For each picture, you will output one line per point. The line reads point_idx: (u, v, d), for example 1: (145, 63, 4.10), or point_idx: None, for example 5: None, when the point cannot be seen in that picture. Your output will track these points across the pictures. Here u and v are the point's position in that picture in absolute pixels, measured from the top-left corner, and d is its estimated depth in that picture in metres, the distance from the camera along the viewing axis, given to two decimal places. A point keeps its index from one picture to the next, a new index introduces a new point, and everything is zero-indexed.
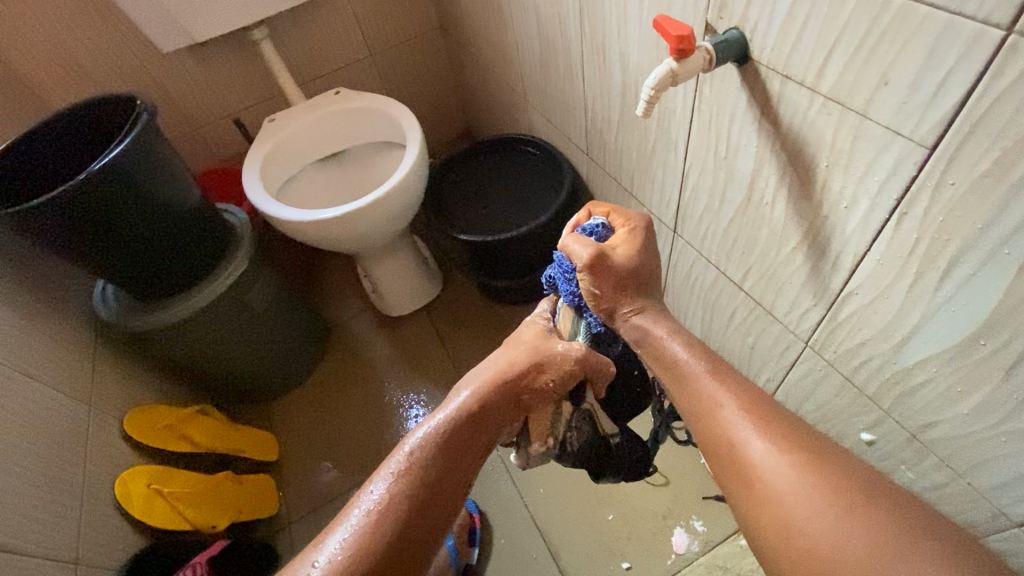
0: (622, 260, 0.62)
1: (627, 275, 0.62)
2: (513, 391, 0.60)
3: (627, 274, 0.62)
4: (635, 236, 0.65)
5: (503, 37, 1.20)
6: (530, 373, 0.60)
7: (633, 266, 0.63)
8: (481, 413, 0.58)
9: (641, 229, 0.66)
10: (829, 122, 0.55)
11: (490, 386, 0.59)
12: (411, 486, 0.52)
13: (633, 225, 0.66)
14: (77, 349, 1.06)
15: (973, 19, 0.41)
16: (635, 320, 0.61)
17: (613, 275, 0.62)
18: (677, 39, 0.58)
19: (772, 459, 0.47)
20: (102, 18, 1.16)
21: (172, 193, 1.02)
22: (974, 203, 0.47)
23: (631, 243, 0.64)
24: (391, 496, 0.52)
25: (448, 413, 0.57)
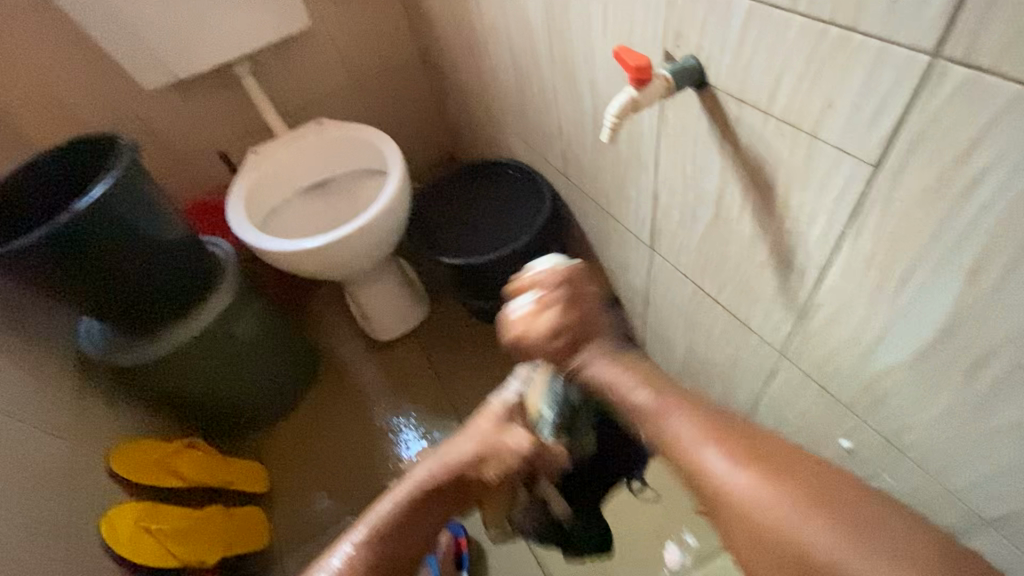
0: (542, 334, 0.61)
1: (554, 344, 0.62)
2: (462, 485, 0.58)
3: (552, 339, 0.62)
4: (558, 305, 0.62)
5: (479, 64, 1.23)
6: (479, 467, 0.59)
7: (557, 332, 0.62)
8: (434, 498, 0.57)
9: (564, 292, 0.63)
10: (784, 143, 0.58)
11: (445, 474, 0.58)
12: (364, 563, 0.52)
13: (548, 294, 0.63)
14: (62, 386, 1.07)
15: (904, 45, 0.43)
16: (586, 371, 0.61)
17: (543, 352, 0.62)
18: (635, 68, 0.61)
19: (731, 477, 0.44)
20: (86, 60, 1.18)
21: (159, 229, 1.04)
22: (922, 216, 0.49)
23: (551, 317, 0.62)
24: (350, 564, 0.52)
25: (402, 492, 0.57)
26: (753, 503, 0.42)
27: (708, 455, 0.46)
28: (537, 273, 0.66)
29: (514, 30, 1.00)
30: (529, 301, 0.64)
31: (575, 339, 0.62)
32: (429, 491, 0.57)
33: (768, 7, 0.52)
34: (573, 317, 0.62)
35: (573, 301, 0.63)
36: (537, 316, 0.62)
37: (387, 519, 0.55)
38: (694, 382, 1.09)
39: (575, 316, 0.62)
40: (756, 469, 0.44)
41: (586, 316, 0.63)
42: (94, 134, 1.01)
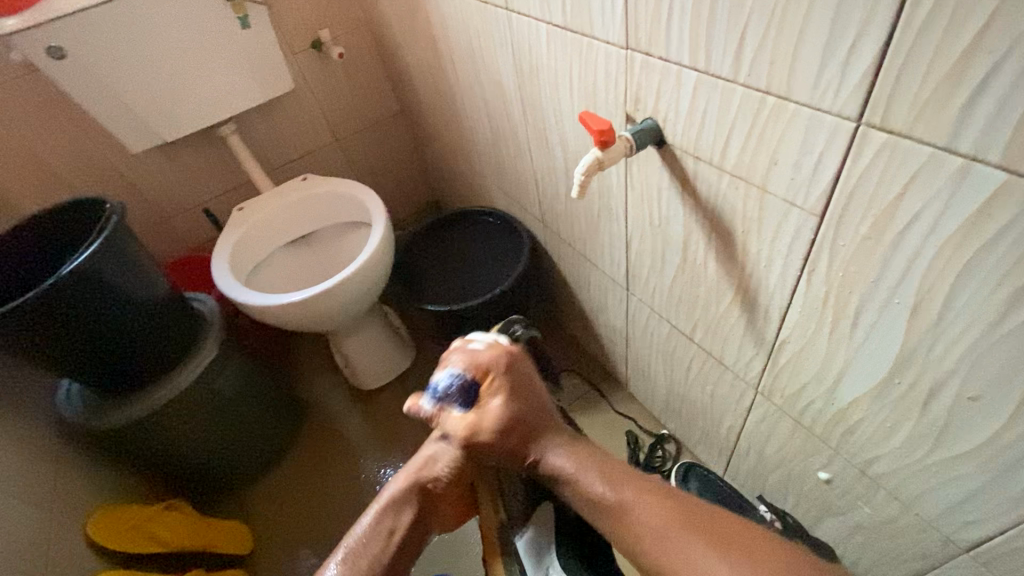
0: (494, 431, 0.56)
1: (504, 445, 0.56)
2: (423, 490, 0.59)
3: (505, 435, 0.56)
4: (501, 394, 0.57)
5: (457, 120, 1.30)
6: (427, 461, 0.59)
7: (504, 430, 0.55)
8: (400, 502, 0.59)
9: (506, 375, 0.58)
10: (738, 195, 0.63)
11: (404, 476, 0.60)
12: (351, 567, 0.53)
13: (492, 375, 0.58)
14: (38, 453, 1.04)
15: (831, 113, 0.49)
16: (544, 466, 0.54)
17: (494, 453, 0.56)
18: (598, 132, 0.66)
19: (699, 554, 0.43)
20: (73, 126, 1.21)
21: (143, 288, 1.04)
22: (864, 260, 0.54)
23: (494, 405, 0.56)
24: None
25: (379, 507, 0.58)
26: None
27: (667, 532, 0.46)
28: (473, 348, 0.61)
29: (489, 91, 1.06)
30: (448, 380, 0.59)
31: (526, 431, 0.56)
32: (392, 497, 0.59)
33: (712, 79, 0.57)
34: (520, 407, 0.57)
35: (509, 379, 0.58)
36: (482, 407, 0.57)
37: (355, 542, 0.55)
38: (677, 419, 1.11)
39: (522, 404, 0.57)
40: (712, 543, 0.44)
41: (533, 398, 0.58)
42: (69, 200, 1.03)
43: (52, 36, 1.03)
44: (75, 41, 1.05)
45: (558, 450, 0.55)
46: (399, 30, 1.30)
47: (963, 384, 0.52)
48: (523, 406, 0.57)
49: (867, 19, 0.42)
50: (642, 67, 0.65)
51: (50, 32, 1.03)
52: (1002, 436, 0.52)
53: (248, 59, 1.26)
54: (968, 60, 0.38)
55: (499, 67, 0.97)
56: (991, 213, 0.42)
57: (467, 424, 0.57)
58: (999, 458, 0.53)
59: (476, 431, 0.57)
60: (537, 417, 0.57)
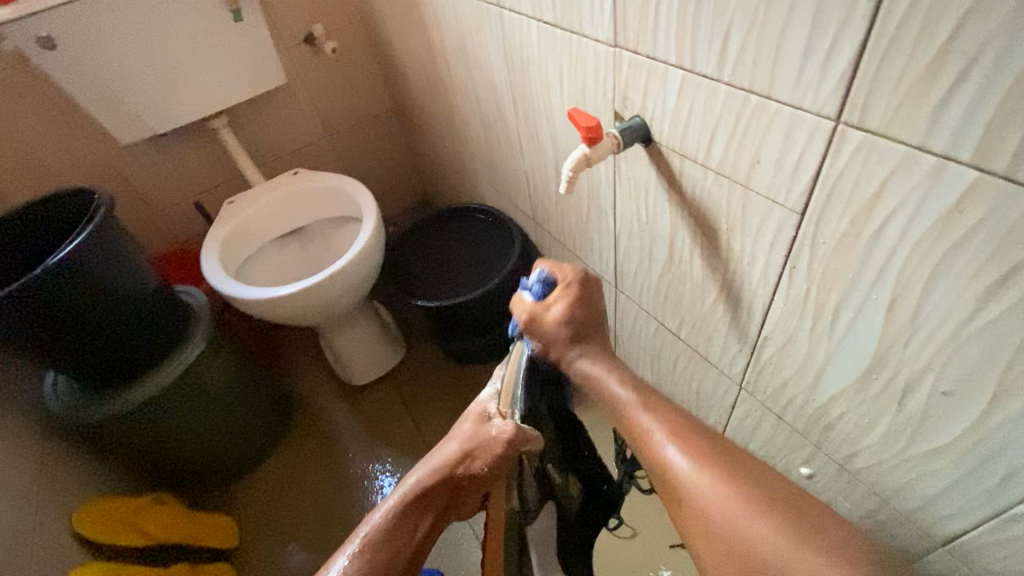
0: (556, 322, 0.64)
1: (559, 335, 0.64)
2: (453, 482, 0.57)
3: (568, 322, 0.64)
4: (578, 300, 0.65)
5: (449, 117, 1.30)
6: (464, 461, 0.56)
7: (565, 325, 0.64)
8: (422, 501, 0.57)
9: (580, 287, 0.66)
10: (723, 192, 0.64)
11: (432, 475, 0.57)
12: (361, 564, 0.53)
13: (569, 283, 0.66)
14: (23, 446, 1.04)
15: (811, 112, 0.50)
16: (578, 366, 0.63)
17: (546, 338, 0.64)
18: (585, 129, 0.67)
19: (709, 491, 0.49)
20: (62, 117, 1.20)
21: (132, 281, 1.04)
22: (843, 257, 0.55)
23: (564, 302, 0.65)
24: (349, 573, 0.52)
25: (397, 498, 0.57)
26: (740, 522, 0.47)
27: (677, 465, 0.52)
28: (560, 261, 0.70)
29: (481, 88, 1.07)
30: (543, 276, 0.68)
31: (580, 333, 0.64)
32: (419, 495, 0.57)
33: (698, 77, 0.58)
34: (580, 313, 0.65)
35: (588, 287, 0.66)
36: (548, 303, 0.65)
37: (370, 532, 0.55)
38: None
39: (591, 309, 0.66)
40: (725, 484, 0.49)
41: (596, 311, 0.66)
42: (55, 192, 1.02)
43: (41, 26, 1.02)
44: (64, 31, 1.05)
45: (590, 355, 0.63)
46: (392, 26, 1.30)
47: (938, 380, 0.53)
48: (582, 312, 0.65)
49: (846, 19, 0.43)
50: (630, 65, 0.66)
51: (39, 22, 1.02)
52: (975, 430, 0.53)
53: (240, 52, 1.26)
54: (941, 60, 0.39)
55: (491, 64, 0.98)
56: (964, 210, 0.43)
57: (534, 306, 0.66)
58: (972, 452, 0.55)
59: (538, 314, 0.65)
60: (598, 327, 0.65)
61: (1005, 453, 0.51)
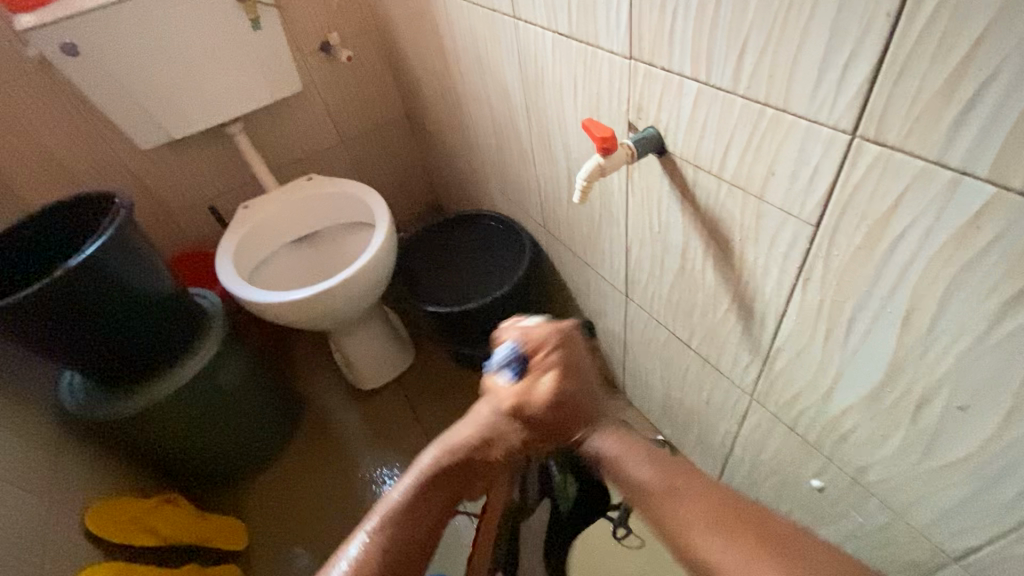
0: (543, 405, 0.52)
1: (547, 417, 0.53)
2: (473, 466, 0.54)
3: (549, 409, 0.52)
4: (559, 373, 0.53)
5: (462, 125, 1.31)
6: (484, 447, 0.53)
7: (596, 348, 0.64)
8: (439, 483, 0.52)
9: (560, 350, 0.54)
10: (737, 203, 0.64)
11: (452, 455, 0.53)
12: (386, 541, 0.49)
13: (545, 350, 0.54)
14: (39, 443, 1.05)
15: (827, 125, 0.50)
16: (608, 386, 0.61)
17: (537, 422, 0.53)
18: (600, 139, 0.68)
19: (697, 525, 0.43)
20: (83, 122, 1.23)
21: (148, 282, 1.06)
22: (857, 270, 0.55)
23: (550, 378, 0.53)
24: (368, 552, 0.48)
25: (415, 475, 0.53)
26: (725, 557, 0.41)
27: (674, 500, 0.45)
28: (525, 325, 0.56)
29: (494, 97, 1.08)
30: (509, 355, 0.55)
31: (575, 415, 0.53)
32: (439, 472, 0.52)
33: (713, 90, 0.59)
34: (567, 392, 0.53)
35: (570, 358, 0.54)
36: (534, 380, 0.53)
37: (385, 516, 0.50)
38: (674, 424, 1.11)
39: (572, 389, 0.53)
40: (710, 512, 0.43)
41: (616, 326, 0.62)
42: (75, 196, 1.04)
43: (66, 33, 1.05)
44: (88, 38, 1.07)
45: (608, 433, 0.53)
46: (407, 35, 1.32)
47: (952, 394, 0.53)
48: (571, 391, 0.53)
49: (864, 36, 0.44)
50: (645, 76, 0.67)
51: (65, 29, 1.04)
52: (990, 445, 0.53)
53: (258, 59, 1.28)
54: (958, 77, 0.40)
55: (505, 73, 0.99)
56: (979, 225, 0.43)
57: (521, 388, 0.53)
58: (987, 467, 0.54)
59: (527, 397, 0.53)
60: (574, 408, 0.53)
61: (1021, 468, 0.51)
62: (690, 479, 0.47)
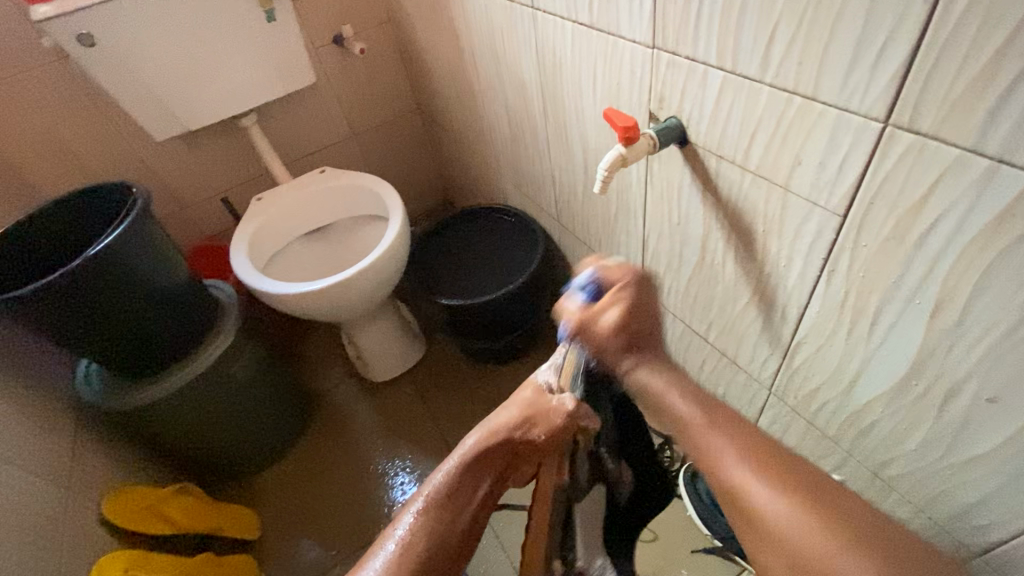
0: (607, 330, 0.57)
1: (612, 342, 0.58)
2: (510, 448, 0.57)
3: (614, 335, 0.58)
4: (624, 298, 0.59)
5: (475, 117, 1.31)
6: (518, 429, 0.56)
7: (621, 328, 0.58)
8: (480, 466, 0.56)
9: (633, 288, 0.59)
10: (760, 194, 0.64)
11: (491, 437, 0.57)
12: (431, 523, 0.53)
13: (621, 286, 0.59)
14: (58, 432, 1.06)
15: (858, 113, 0.49)
16: (638, 374, 0.57)
17: (602, 346, 0.58)
18: (623, 129, 0.67)
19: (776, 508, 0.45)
20: (99, 113, 1.23)
21: (165, 273, 1.06)
22: (885, 261, 0.54)
23: (619, 307, 0.58)
24: (412, 535, 0.52)
25: (455, 460, 0.56)
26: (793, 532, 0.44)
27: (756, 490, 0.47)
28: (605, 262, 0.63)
29: (510, 89, 1.07)
30: (588, 290, 0.62)
31: (633, 340, 0.58)
32: (478, 456, 0.56)
33: (739, 78, 0.58)
34: (636, 317, 0.59)
35: (640, 288, 0.59)
36: (599, 308, 0.58)
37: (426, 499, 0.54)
38: None
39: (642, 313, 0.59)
40: (797, 497, 0.45)
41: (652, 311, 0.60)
42: (91, 186, 1.05)
43: (82, 24, 1.05)
44: (103, 29, 1.08)
45: (649, 366, 0.58)
46: (420, 27, 1.31)
47: (981, 387, 0.53)
48: (636, 317, 0.59)
49: (899, 21, 0.43)
50: (668, 66, 0.66)
51: (80, 20, 1.05)
52: (1019, 439, 0.52)
53: (273, 52, 1.28)
54: (997, 63, 0.39)
55: (522, 65, 0.98)
56: (1015, 215, 0.43)
57: (585, 311, 0.59)
58: (1015, 461, 0.54)
59: (587, 324, 0.58)
60: (641, 322, 0.59)
61: None
62: (766, 460, 0.48)
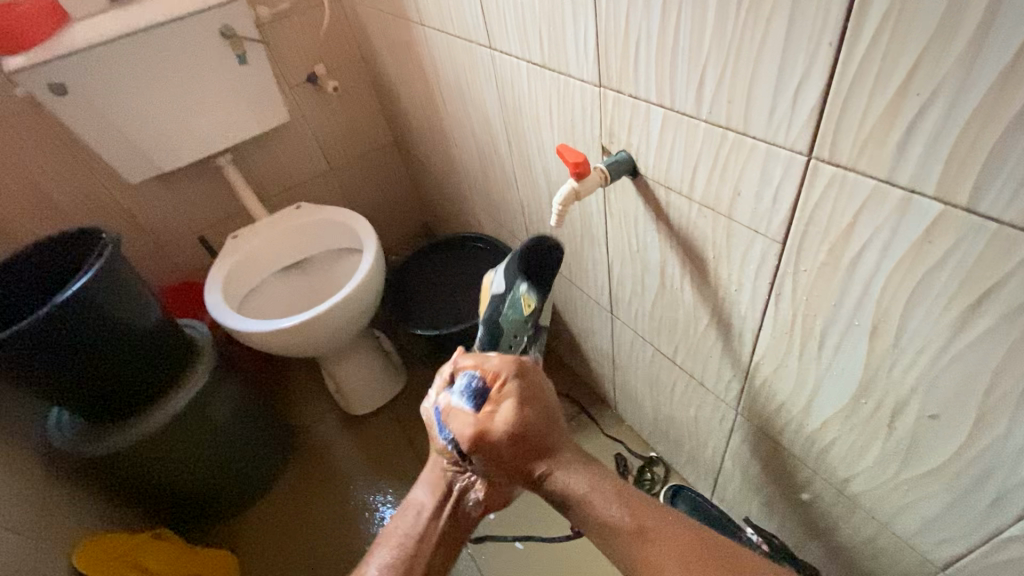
0: (502, 436, 0.61)
1: (504, 447, 0.62)
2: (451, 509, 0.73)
3: (513, 441, 0.62)
4: (514, 409, 0.62)
5: (447, 150, 1.34)
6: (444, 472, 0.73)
7: (514, 439, 0.62)
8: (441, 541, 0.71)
9: (515, 381, 0.64)
10: (707, 222, 0.66)
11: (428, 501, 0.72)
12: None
13: (503, 380, 0.65)
14: (28, 481, 1.04)
15: (785, 147, 0.52)
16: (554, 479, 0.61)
17: (498, 451, 0.63)
18: (573, 164, 0.70)
19: (676, 567, 0.52)
20: (73, 157, 1.24)
21: (138, 315, 1.06)
22: (826, 286, 0.56)
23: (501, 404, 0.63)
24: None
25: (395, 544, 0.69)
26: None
27: (658, 556, 0.53)
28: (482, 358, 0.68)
29: (477, 124, 1.10)
30: (460, 390, 0.66)
31: (536, 446, 0.62)
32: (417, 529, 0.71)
33: (678, 115, 0.61)
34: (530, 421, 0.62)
35: (515, 393, 0.63)
36: (494, 406, 0.63)
37: (395, 546, 0.69)
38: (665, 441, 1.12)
39: (530, 410, 0.63)
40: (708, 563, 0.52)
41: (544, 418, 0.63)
42: (61, 232, 1.05)
43: (56, 74, 1.08)
44: (78, 77, 1.10)
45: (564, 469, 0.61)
46: (391, 65, 1.35)
47: (924, 404, 0.54)
48: (534, 417, 0.63)
49: (811, 63, 0.46)
50: (615, 103, 0.69)
51: (56, 70, 1.07)
52: (966, 453, 0.53)
53: (246, 93, 1.31)
54: (900, 98, 0.42)
55: (485, 101, 1.01)
56: (933, 239, 0.45)
57: (477, 420, 0.63)
58: (962, 476, 0.55)
59: (484, 429, 0.62)
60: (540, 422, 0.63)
61: (992, 475, 0.52)
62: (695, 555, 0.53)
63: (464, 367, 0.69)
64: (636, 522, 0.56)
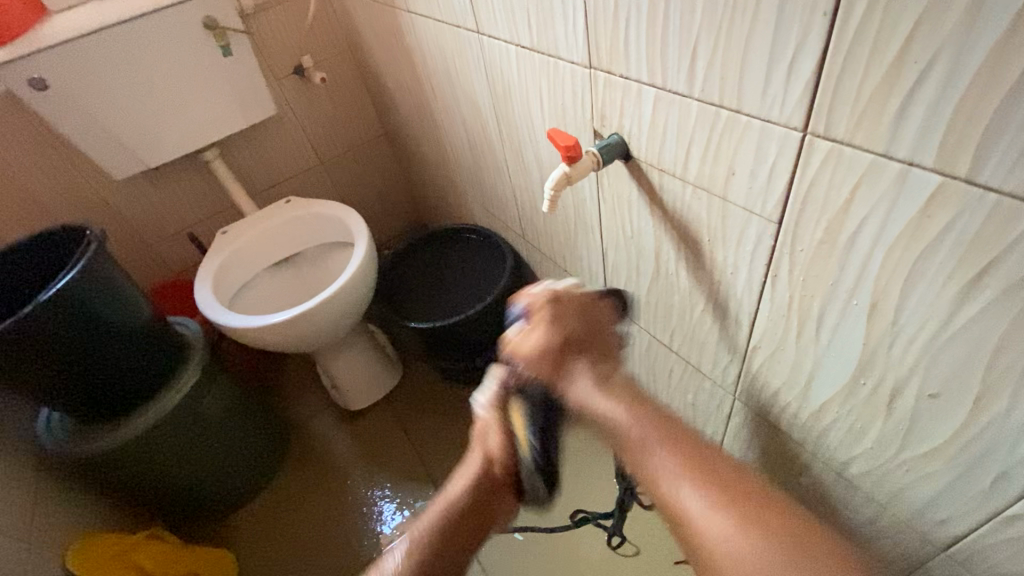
0: (531, 353, 0.70)
1: (540, 363, 0.70)
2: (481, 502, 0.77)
3: (541, 359, 0.70)
4: (548, 323, 0.71)
5: (437, 139, 1.32)
6: (489, 464, 0.78)
7: (544, 355, 0.70)
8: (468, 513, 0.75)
9: (553, 307, 0.72)
10: (702, 204, 0.65)
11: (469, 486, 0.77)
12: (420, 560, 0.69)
13: (542, 308, 0.72)
14: (19, 483, 1.03)
15: (780, 124, 0.51)
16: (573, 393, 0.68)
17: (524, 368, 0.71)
18: (565, 148, 0.68)
19: (698, 509, 0.54)
20: (55, 154, 1.22)
21: (127, 313, 1.04)
22: (823, 265, 0.55)
23: (538, 334, 0.70)
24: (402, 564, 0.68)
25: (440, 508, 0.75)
26: (708, 529, 0.52)
27: (687, 495, 0.55)
28: (533, 292, 0.75)
29: (467, 112, 1.08)
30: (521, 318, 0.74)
31: (560, 361, 0.70)
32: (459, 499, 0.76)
33: (671, 94, 0.60)
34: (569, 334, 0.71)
35: (561, 313, 0.72)
36: (528, 332, 0.72)
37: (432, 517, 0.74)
38: None
39: (574, 325, 0.72)
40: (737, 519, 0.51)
41: (585, 330, 0.72)
42: (45, 229, 1.03)
43: (34, 68, 1.05)
44: (58, 71, 1.07)
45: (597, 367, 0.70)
46: (379, 55, 1.32)
47: (923, 383, 0.53)
48: (579, 326, 0.72)
49: (805, 34, 0.45)
50: (606, 84, 0.68)
51: (34, 64, 1.05)
52: (966, 431, 0.53)
53: (231, 85, 1.28)
54: (898, 68, 0.40)
55: (475, 88, 0.99)
56: (933, 213, 0.44)
57: (516, 337, 0.73)
58: (963, 454, 0.54)
59: (518, 342, 0.72)
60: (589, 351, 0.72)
61: (994, 453, 0.51)
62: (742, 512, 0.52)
63: (523, 298, 0.76)
64: (666, 462, 0.58)
